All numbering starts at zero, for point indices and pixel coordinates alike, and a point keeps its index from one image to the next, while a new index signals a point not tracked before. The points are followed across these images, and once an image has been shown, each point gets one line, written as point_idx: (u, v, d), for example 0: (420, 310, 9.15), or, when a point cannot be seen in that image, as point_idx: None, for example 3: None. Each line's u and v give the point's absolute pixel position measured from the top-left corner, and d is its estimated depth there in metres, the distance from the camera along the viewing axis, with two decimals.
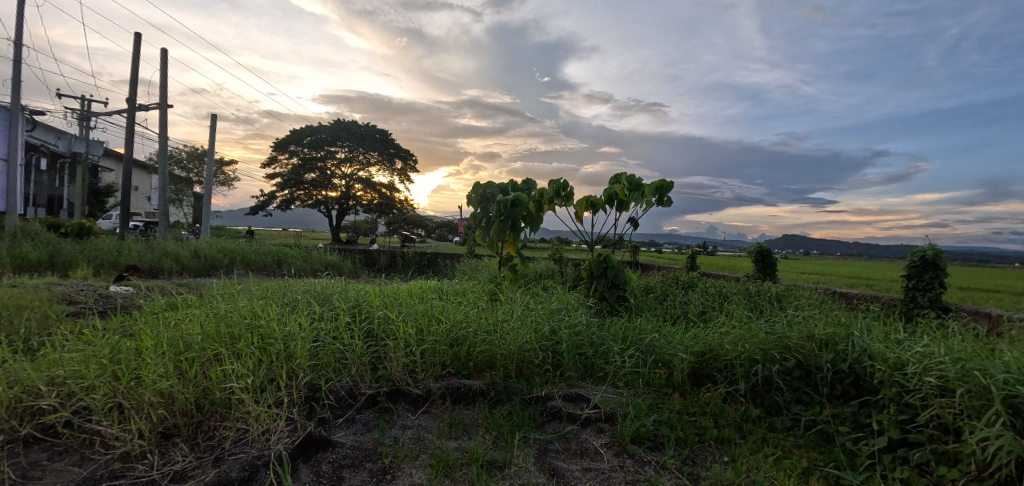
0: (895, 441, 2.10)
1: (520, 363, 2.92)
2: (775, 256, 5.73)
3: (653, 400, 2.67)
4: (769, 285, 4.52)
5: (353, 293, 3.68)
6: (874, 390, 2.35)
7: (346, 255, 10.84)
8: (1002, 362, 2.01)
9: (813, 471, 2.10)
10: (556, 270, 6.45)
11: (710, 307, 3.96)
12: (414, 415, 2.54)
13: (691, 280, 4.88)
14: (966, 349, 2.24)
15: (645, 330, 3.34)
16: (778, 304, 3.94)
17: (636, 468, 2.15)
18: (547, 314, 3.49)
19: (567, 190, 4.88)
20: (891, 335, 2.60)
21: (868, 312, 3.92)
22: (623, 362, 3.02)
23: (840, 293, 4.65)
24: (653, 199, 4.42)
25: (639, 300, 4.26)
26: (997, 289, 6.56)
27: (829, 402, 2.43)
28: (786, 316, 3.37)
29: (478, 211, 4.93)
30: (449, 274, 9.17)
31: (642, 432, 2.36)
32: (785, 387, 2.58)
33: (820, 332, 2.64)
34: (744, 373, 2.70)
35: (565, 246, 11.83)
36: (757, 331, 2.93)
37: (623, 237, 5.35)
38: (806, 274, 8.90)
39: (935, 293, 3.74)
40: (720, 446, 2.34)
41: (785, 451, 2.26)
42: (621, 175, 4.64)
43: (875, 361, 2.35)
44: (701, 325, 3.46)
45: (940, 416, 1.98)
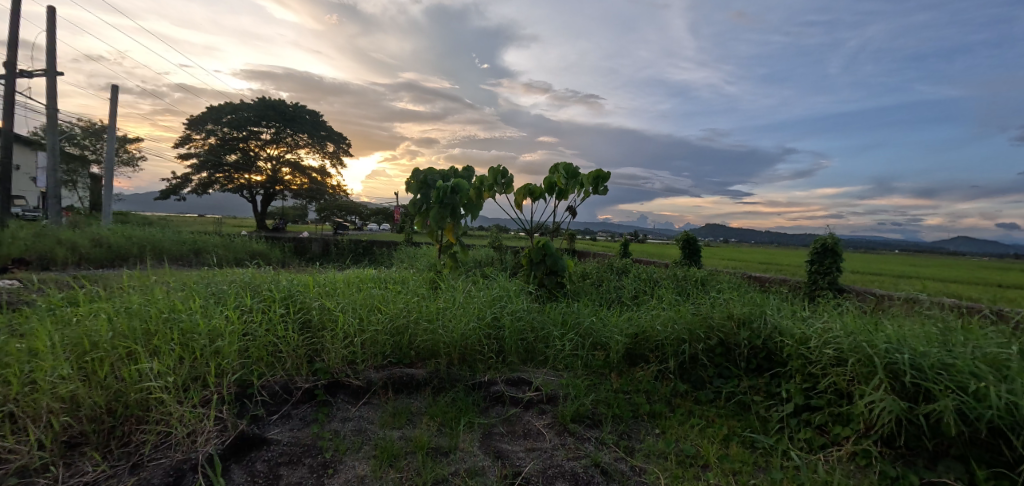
0: (800, 407, 2.39)
1: (462, 350, 2.94)
2: (699, 243, 6.17)
3: (592, 381, 2.81)
4: (694, 270, 4.89)
5: (287, 283, 3.50)
6: (782, 362, 2.64)
7: (273, 244, 10.14)
8: (885, 334, 2.34)
9: (733, 437, 2.33)
10: (496, 258, 6.52)
11: (641, 291, 4.21)
12: (355, 407, 2.50)
13: (624, 266, 5.15)
14: (856, 324, 2.57)
15: (583, 314, 3.50)
16: (702, 287, 4.27)
17: (576, 445, 2.26)
18: (489, 301, 3.53)
19: (507, 178, 4.91)
20: (797, 314, 2.93)
21: (778, 293, 4.37)
22: (563, 346, 3.13)
23: (755, 277, 5.12)
24: (590, 188, 4.59)
25: (576, 285, 4.43)
26: (878, 272, 7.60)
27: (746, 375, 2.71)
28: (708, 297, 3.67)
29: (417, 198, 4.80)
30: (388, 262, 8.98)
31: (581, 411, 2.48)
32: (708, 363, 2.82)
33: (738, 312, 2.91)
34: (673, 351, 2.91)
35: (504, 234, 11.89)
36: (684, 313, 3.18)
37: (562, 225, 5.50)
38: (725, 260, 9.73)
39: (832, 276, 4.24)
40: (652, 420, 2.52)
41: (708, 420, 2.48)
42: (559, 165, 4.75)
43: (784, 337, 2.63)
44: (634, 308, 3.68)
45: (835, 383, 2.27)
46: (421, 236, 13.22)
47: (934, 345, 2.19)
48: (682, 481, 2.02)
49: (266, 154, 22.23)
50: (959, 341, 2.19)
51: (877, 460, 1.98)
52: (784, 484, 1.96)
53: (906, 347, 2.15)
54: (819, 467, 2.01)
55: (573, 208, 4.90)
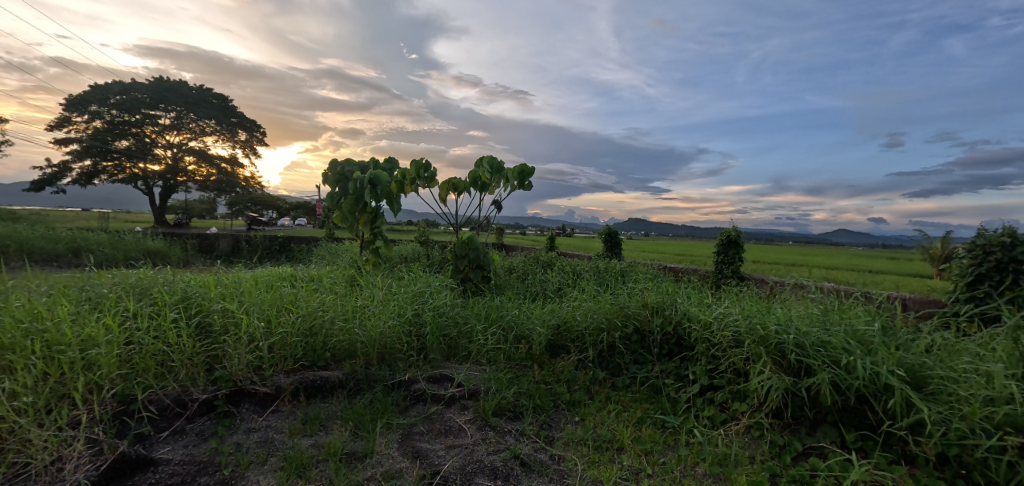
0: (705, 387, 2.56)
1: (381, 349, 2.82)
2: (621, 237, 6.47)
3: (514, 373, 2.81)
4: (615, 262, 5.11)
5: (183, 284, 3.13)
6: (691, 346, 2.82)
7: (171, 241, 9.09)
8: (776, 317, 2.57)
9: (646, 419, 2.43)
10: (423, 253, 6.37)
11: (565, 283, 4.31)
12: (262, 416, 2.29)
13: (550, 260, 5.25)
14: (752, 308, 2.82)
15: (507, 307, 3.50)
16: (621, 278, 4.47)
17: (497, 439, 2.24)
18: (411, 297, 3.42)
19: (431, 172, 4.81)
20: (704, 301, 3.15)
21: (689, 282, 4.69)
22: (486, 340, 3.11)
23: (670, 268, 5.46)
24: (515, 183, 4.60)
25: (502, 280, 4.44)
26: (773, 261, 8.49)
27: (658, 360, 2.86)
28: (626, 288, 3.85)
29: (336, 191, 4.55)
30: (307, 259, 8.44)
31: (503, 404, 2.48)
32: (625, 350, 2.95)
33: (652, 300, 3.07)
34: (593, 341, 3.00)
35: (432, 229, 11.68)
36: (604, 303, 3.30)
37: (489, 219, 5.49)
38: (645, 253, 10.33)
39: (736, 266, 4.63)
40: (572, 408, 2.57)
41: (623, 405, 2.58)
42: (484, 158, 4.71)
43: (692, 322, 2.80)
44: (557, 300, 3.76)
45: (734, 363, 2.45)
46: (346, 232, 12.59)
47: (815, 325, 2.43)
48: (598, 465, 2.07)
49: (167, 141, 19.94)
50: (834, 320, 2.46)
51: (768, 431, 2.16)
52: (688, 459, 2.08)
53: (792, 327, 2.37)
54: (719, 442, 2.16)
55: (499, 203, 4.90)
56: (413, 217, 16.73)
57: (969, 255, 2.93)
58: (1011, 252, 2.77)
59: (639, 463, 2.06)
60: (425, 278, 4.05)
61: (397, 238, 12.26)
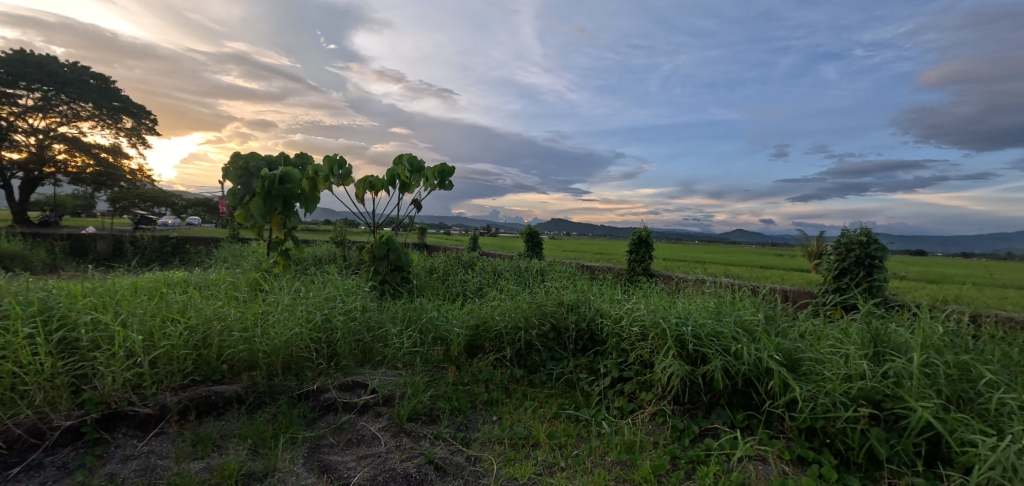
0: (615, 379, 2.67)
1: (287, 358, 2.63)
2: (542, 236, 6.66)
3: (431, 376, 2.77)
4: (535, 262, 5.25)
5: (42, 293, 2.69)
6: (602, 341, 2.96)
7: (31, 242, 7.76)
8: (676, 311, 2.78)
9: (560, 414, 2.48)
10: (339, 254, 6.08)
11: (485, 283, 4.34)
12: (142, 441, 2.03)
13: (471, 260, 5.27)
14: (657, 303, 3.02)
15: (426, 309, 3.45)
16: (540, 276, 4.61)
17: (411, 445, 2.17)
18: (321, 302, 3.24)
19: (345, 169, 4.68)
20: (614, 297, 3.34)
21: (604, 279, 4.94)
22: (402, 343, 3.03)
23: (587, 266, 5.72)
24: (435, 182, 4.54)
25: (422, 281, 4.38)
26: (679, 259, 9.27)
27: (572, 356, 2.96)
28: (544, 287, 3.96)
29: (239, 187, 4.16)
30: (206, 262, 7.67)
31: (418, 409, 2.42)
32: (542, 348, 3.03)
33: (567, 298, 3.19)
34: (510, 340, 3.04)
35: (352, 229, 11.17)
36: (521, 302, 3.36)
37: (410, 219, 5.39)
38: (567, 252, 10.73)
39: (645, 264, 4.97)
40: (489, 408, 2.57)
41: (539, 402, 2.62)
42: (403, 156, 4.59)
43: (604, 318, 2.95)
44: (476, 300, 3.77)
45: (641, 355, 2.61)
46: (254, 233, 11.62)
47: (710, 317, 2.67)
48: (514, 462, 2.06)
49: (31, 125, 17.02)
50: (725, 312, 2.72)
51: (669, 417, 2.27)
52: (598, 449, 2.11)
53: (690, 320, 2.57)
54: (625, 430, 2.22)
55: (420, 203, 4.81)
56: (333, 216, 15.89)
57: (836, 251, 3.38)
58: (866, 249, 3.24)
59: (553, 458, 2.06)
60: (339, 281, 3.87)
61: (313, 238, 11.58)
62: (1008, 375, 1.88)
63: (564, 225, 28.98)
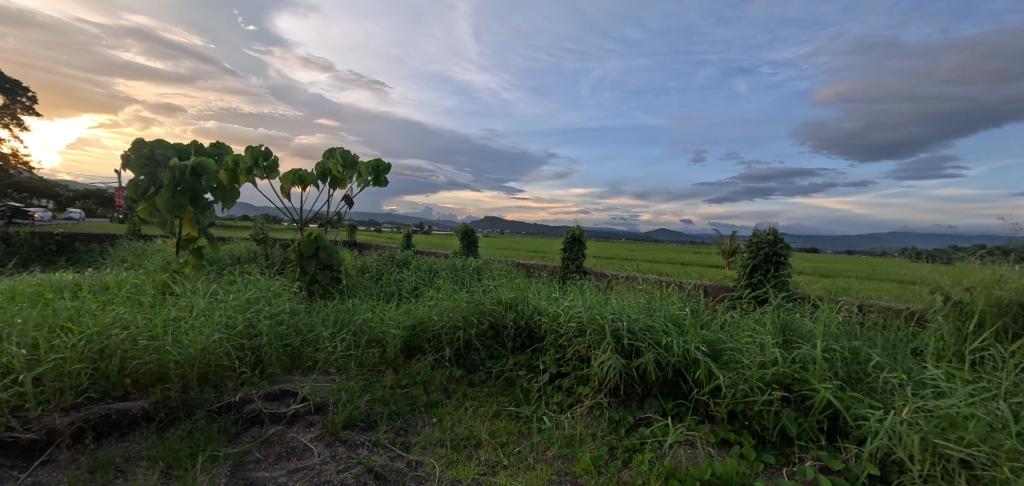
0: (553, 374, 2.72)
1: (204, 368, 2.40)
2: (478, 234, 6.65)
3: (366, 380, 2.66)
4: (471, 260, 5.23)
5: None
6: (540, 338, 3.02)
7: None
8: (610, 307, 2.90)
9: (501, 412, 2.48)
10: (259, 253, 5.63)
11: (421, 282, 4.24)
12: (22, 473, 1.74)
13: (405, 258, 5.13)
14: (592, 300, 3.14)
15: (359, 310, 3.29)
16: (477, 275, 4.59)
17: (348, 454, 2.06)
18: (243, 305, 2.98)
19: (270, 160, 4.42)
20: (551, 295, 3.41)
21: (539, 277, 5.04)
22: (334, 347, 2.88)
23: (522, 264, 5.80)
24: (369, 178, 4.35)
25: (354, 281, 4.19)
26: (608, 257, 9.71)
27: (511, 353, 2.98)
28: (481, 285, 3.95)
29: (141, 178, 3.70)
30: (95, 262, 6.73)
31: (355, 415, 2.31)
32: (481, 347, 3.01)
33: (505, 296, 3.21)
34: (449, 339, 3.00)
35: (273, 226, 10.39)
36: (459, 301, 3.33)
37: (340, 215, 5.14)
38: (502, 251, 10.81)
39: (578, 261, 5.16)
40: (429, 410, 2.51)
41: (480, 400, 2.60)
42: (335, 150, 4.36)
43: (542, 315, 3.01)
44: (412, 300, 3.67)
45: (578, 350, 2.68)
46: (155, 229, 10.39)
47: (641, 312, 2.82)
48: (456, 464, 2.02)
49: None
50: (655, 307, 2.88)
51: (606, 409, 2.36)
52: (540, 444, 2.14)
53: (624, 315, 2.70)
54: (564, 425, 2.28)
55: (352, 199, 4.60)
56: (251, 212, 14.68)
57: (749, 249, 3.72)
58: (774, 247, 3.60)
59: (496, 456, 2.06)
60: (260, 282, 3.59)
61: (228, 235, 10.61)
62: (888, 357, 2.19)
63: (501, 223, 29.18)
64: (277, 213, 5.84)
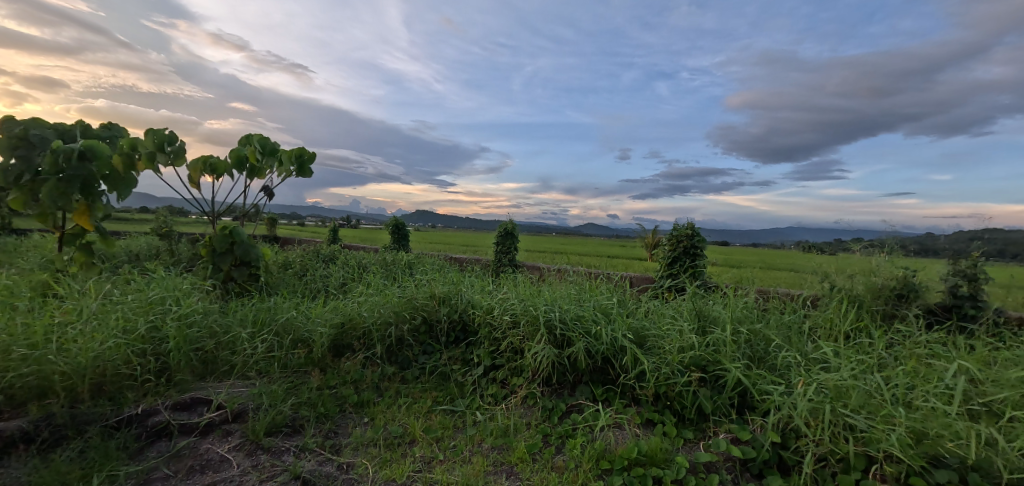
0: (488, 367, 2.75)
1: (98, 378, 2.16)
2: (409, 228, 6.50)
3: (290, 383, 2.51)
4: (403, 255, 5.10)
5: None
6: (475, 332, 3.03)
7: None
8: (543, 299, 2.98)
9: (435, 408, 2.46)
10: (162, 249, 5.07)
11: (350, 278, 4.07)
12: None
13: (332, 253, 4.89)
14: (524, 292, 3.20)
15: (282, 309, 3.09)
16: (409, 269, 4.50)
17: (272, 462, 1.94)
18: (145, 306, 2.69)
19: (176, 145, 4.00)
20: (485, 288, 3.43)
21: (472, 271, 5.05)
22: (254, 349, 2.68)
23: (455, 259, 5.76)
24: (291, 168, 4.08)
25: (275, 278, 3.93)
26: (541, 250, 9.95)
27: (445, 348, 2.96)
28: (414, 280, 3.87)
29: (11, 163, 3.14)
30: None
31: (278, 420, 2.18)
32: (414, 342, 2.96)
33: (439, 291, 3.18)
34: (380, 336, 2.91)
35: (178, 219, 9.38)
36: (391, 297, 3.24)
37: (259, 207, 4.77)
38: (436, 245, 10.66)
39: (511, 255, 5.23)
40: (360, 410, 2.43)
41: (414, 397, 2.56)
42: (252, 136, 4.03)
43: (476, 309, 3.02)
44: (340, 296, 3.51)
45: (512, 342, 2.73)
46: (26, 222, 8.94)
47: (572, 303, 2.93)
48: (390, 463, 1.98)
49: None
50: (584, 298, 3.02)
51: (539, 398, 2.43)
52: (475, 437, 2.16)
53: (556, 307, 2.80)
54: (499, 417, 2.31)
55: (272, 190, 4.29)
56: (151, 203, 13.12)
57: (669, 242, 4.01)
58: (691, 240, 3.91)
59: (431, 452, 2.04)
60: (163, 280, 3.24)
61: (121, 229, 9.41)
62: (784, 338, 2.48)
63: (436, 218, 28.72)
64: (182, 205, 5.28)
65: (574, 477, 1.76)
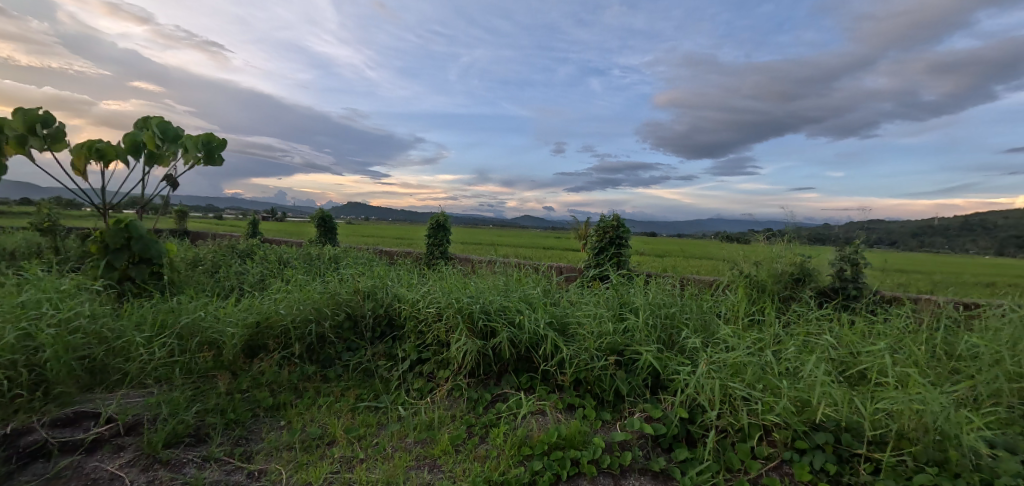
0: (414, 362, 2.69)
1: None
2: (336, 221, 6.20)
3: (195, 389, 2.30)
4: (328, 249, 4.86)
5: None
6: (401, 326, 2.94)
7: None
8: (470, 291, 2.97)
9: (358, 406, 2.37)
10: (41, 246, 4.44)
11: (269, 274, 3.81)
12: None
13: (250, 248, 4.55)
14: (452, 284, 3.17)
15: (187, 309, 2.83)
16: (334, 263, 4.29)
17: (171, 476, 1.77)
18: (14, 312, 2.35)
19: (54, 127, 3.49)
20: (411, 282, 3.36)
21: (403, 264, 4.92)
22: (151, 354, 2.43)
23: (385, 252, 5.58)
24: (198, 154, 3.72)
25: (181, 276, 3.58)
26: (477, 243, 9.94)
27: (370, 344, 2.85)
28: (338, 274, 3.70)
29: None
30: None
31: (179, 430, 1.99)
32: (336, 340, 2.83)
33: (363, 285, 3.06)
34: (298, 335, 2.75)
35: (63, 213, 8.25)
36: (311, 293, 3.07)
37: (161, 198, 4.31)
38: (369, 238, 10.30)
39: (443, 248, 5.17)
40: (275, 413, 2.28)
41: (335, 396, 2.45)
42: (150, 119, 3.62)
43: (401, 303, 2.94)
44: (256, 294, 3.27)
45: (437, 335, 2.68)
46: None
47: (499, 294, 2.95)
48: (306, 466, 1.88)
49: None
50: (511, 289, 3.05)
51: (465, 389, 2.43)
52: (399, 433, 2.11)
53: (482, 298, 2.80)
54: (423, 411, 2.27)
55: (176, 179, 3.90)
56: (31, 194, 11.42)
57: (597, 233, 4.16)
58: (616, 231, 4.08)
59: (351, 451, 1.97)
60: (38, 281, 2.83)
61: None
62: (694, 321, 2.66)
63: (373, 211, 27.72)
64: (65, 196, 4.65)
65: (496, 465, 1.77)
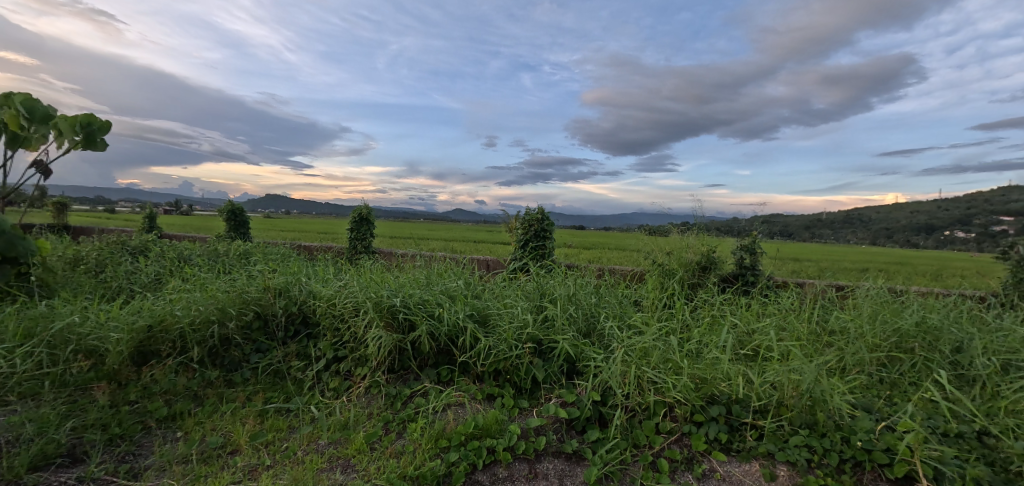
0: (330, 360, 2.58)
1: None
2: (248, 215, 5.75)
3: (70, 404, 2.04)
4: (239, 244, 4.50)
5: None
6: (316, 324, 2.80)
7: None
8: (391, 285, 2.89)
9: (266, 410, 2.23)
10: None
11: (166, 273, 3.46)
12: None
13: (144, 244, 4.09)
14: (372, 279, 3.07)
15: (59, 314, 2.49)
16: (245, 260, 3.99)
17: None
18: None
19: None
20: (328, 278, 3.20)
21: (323, 259, 4.68)
22: (11, 367, 2.11)
23: (304, 246, 5.27)
24: (74, 137, 3.27)
25: (56, 277, 3.14)
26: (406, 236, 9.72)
27: (281, 344, 2.69)
28: (246, 271, 3.44)
29: None
30: None
31: (49, 451, 1.76)
32: (242, 341, 2.63)
33: (274, 282, 2.87)
34: (198, 338, 2.53)
35: None
36: (214, 292, 2.83)
37: (29, 188, 3.73)
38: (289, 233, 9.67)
39: (367, 242, 4.99)
40: (170, 424, 2.09)
41: (240, 401, 2.29)
42: (10, 95, 3.11)
43: (316, 300, 2.80)
44: (148, 295, 2.95)
45: (355, 332, 2.59)
46: None
47: (419, 288, 2.91)
48: (205, 478, 1.75)
49: None
50: (433, 282, 3.01)
51: (383, 386, 2.37)
52: (311, 435, 2.03)
53: (402, 293, 2.74)
54: (338, 411, 2.19)
55: (48, 166, 3.40)
56: None
57: (522, 226, 4.23)
58: (541, 224, 4.18)
59: (257, 459, 1.85)
60: None
61: None
62: (608, 309, 2.81)
63: (297, 204, 26.04)
64: None
65: (412, 459, 1.76)
